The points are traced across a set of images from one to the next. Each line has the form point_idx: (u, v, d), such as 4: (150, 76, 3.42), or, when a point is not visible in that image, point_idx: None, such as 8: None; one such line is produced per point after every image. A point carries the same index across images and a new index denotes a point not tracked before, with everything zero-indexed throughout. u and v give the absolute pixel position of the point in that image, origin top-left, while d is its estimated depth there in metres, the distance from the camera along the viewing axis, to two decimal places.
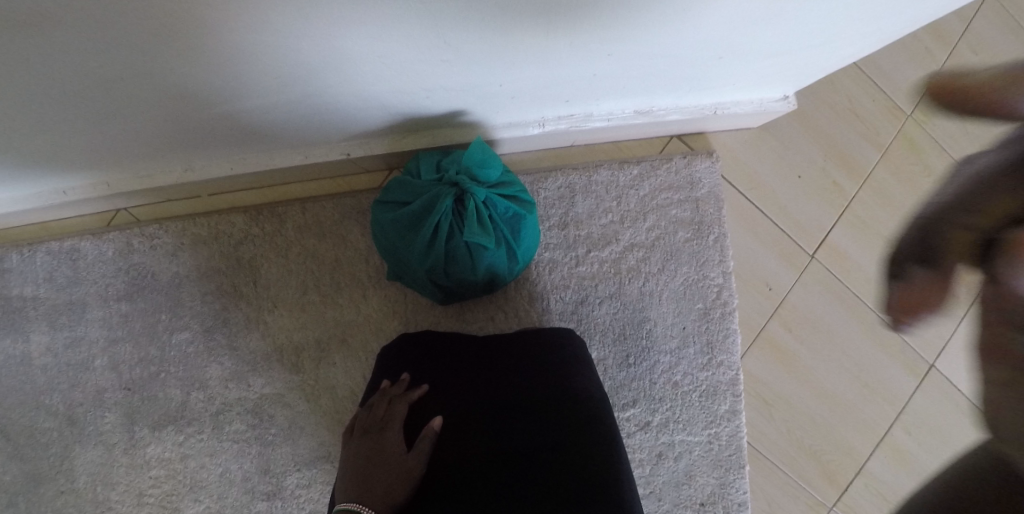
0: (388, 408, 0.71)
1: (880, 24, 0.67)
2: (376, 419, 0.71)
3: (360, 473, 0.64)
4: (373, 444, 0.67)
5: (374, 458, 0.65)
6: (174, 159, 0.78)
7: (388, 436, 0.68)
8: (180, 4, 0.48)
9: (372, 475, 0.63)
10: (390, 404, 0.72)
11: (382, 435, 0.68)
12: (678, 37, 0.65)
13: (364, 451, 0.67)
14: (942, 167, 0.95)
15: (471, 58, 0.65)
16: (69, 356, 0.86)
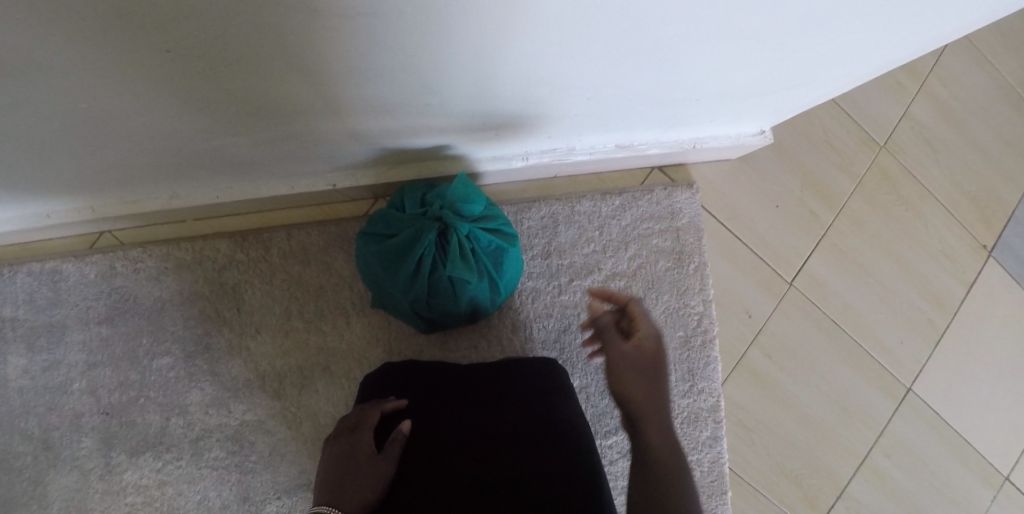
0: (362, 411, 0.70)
1: (841, 71, 0.70)
2: (351, 422, 0.70)
3: (334, 477, 0.63)
4: (345, 446, 0.66)
5: (347, 461, 0.64)
6: (160, 186, 0.79)
7: (362, 437, 0.67)
8: (168, 55, 0.52)
9: (345, 479, 0.62)
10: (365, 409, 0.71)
11: (354, 436, 0.67)
12: (649, 82, 0.68)
13: (338, 453, 0.66)
14: (914, 199, 0.98)
15: (453, 99, 0.68)
16: (46, 379, 0.85)
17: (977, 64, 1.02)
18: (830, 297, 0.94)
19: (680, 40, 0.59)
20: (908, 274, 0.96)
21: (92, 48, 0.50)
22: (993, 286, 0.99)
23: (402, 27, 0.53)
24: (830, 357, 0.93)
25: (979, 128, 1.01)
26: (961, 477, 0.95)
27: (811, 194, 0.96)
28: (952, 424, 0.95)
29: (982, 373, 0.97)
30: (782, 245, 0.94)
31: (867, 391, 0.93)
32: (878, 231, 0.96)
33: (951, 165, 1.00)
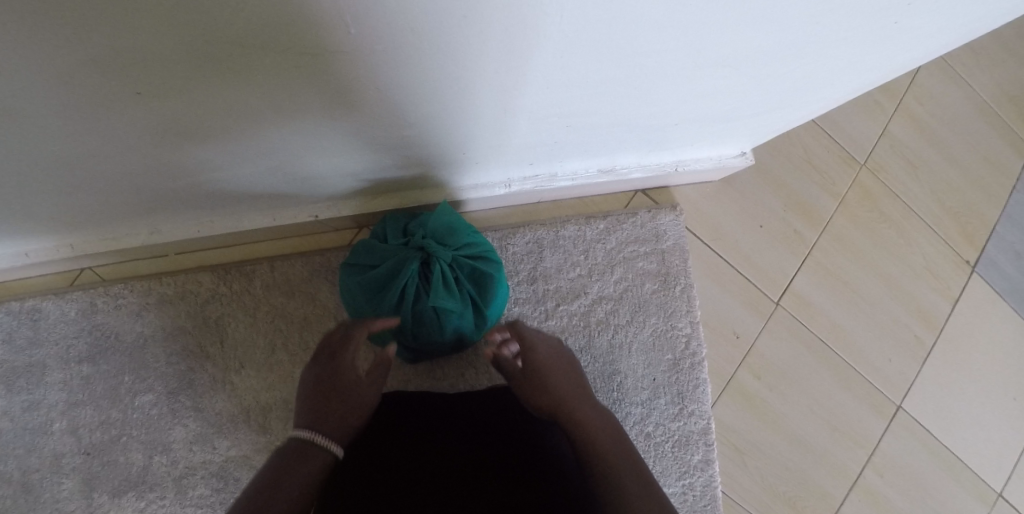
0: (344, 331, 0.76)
1: (815, 95, 0.70)
2: (330, 345, 0.76)
3: (316, 398, 0.70)
4: (327, 366, 0.73)
5: (328, 384, 0.71)
6: (140, 222, 0.79)
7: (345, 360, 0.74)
8: (139, 97, 0.52)
9: (326, 401, 0.70)
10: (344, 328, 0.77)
11: (335, 362, 0.74)
12: (626, 109, 0.68)
13: (317, 374, 0.73)
14: (897, 216, 0.98)
15: (432, 130, 0.68)
16: (25, 420, 0.83)
17: (953, 83, 1.04)
18: (817, 316, 0.94)
19: (652, 69, 0.60)
20: (895, 291, 0.97)
21: (62, 91, 0.50)
22: (979, 301, 0.99)
23: (375, 64, 0.53)
24: (820, 376, 0.93)
25: (958, 145, 1.02)
26: (956, 494, 0.94)
27: (795, 213, 0.96)
28: (945, 441, 0.94)
29: (971, 389, 0.96)
30: (768, 265, 0.94)
31: (857, 409, 0.93)
32: (862, 248, 0.97)
33: (932, 182, 1.01)
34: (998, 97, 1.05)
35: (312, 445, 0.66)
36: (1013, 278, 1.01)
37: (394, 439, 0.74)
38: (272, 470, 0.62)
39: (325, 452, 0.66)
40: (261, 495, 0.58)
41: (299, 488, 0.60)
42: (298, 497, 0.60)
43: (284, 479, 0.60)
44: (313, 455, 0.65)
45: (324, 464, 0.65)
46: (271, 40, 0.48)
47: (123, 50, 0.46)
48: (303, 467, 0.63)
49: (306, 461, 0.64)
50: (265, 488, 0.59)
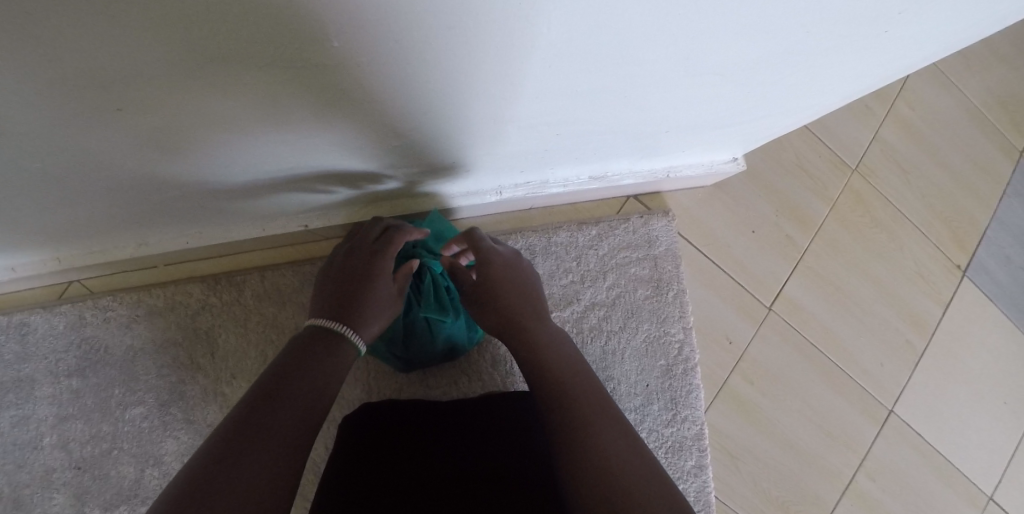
0: (375, 238, 0.75)
1: (806, 101, 0.70)
2: (356, 246, 0.74)
3: (335, 290, 0.70)
4: (350, 265, 0.72)
5: (352, 281, 0.71)
6: (128, 234, 0.78)
7: (373, 263, 0.72)
8: (120, 113, 0.52)
9: (348, 299, 0.69)
10: (374, 234, 0.75)
11: (359, 265, 0.72)
12: (617, 118, 0.68)
13: (338, 272, 0.72)
14: (888, 220, 0.99)
15: (422, 139, 0.67)
16: (15, 435, 0.83)
17: (943, 88, 1.05)
18: (810, 321, 0.94)
19: (643, 78, 0.59)
20: (885, 294, 0.97)
21: (41, 107, 0.49)
22: (969, 305, 1.00)
23: (363, 76, 0.53)
24: (812, 380, 0.93)
25: (949, 150, 1.03)
26: (947, 497, 0.94)
27: (787, 218, 0.96)
28: (936, 444, 0.95)
29: (962, 392, 0.97)
30: (760, 270, 0.94)
31: (849, 413, 0.93)
32: (853, 252, 0.97)
33: (923, 186, 1.01)
34: (987, 103, 1.06)
35: (315, 352, 0.64)
36: (1003, 282, 1.02)
37: (385, 453, 0.74)
38: (271, 379, 0.59)
39: (345, 341, 0.67)
40: (257, 411, 0.56)
41: (296, 404, 0.58)
42: (295, 414, 0.57)
43: (282, 394, 0.58)
44: (317, 357, 0.63)
45: (327, 388, 0.62)
46: (255, 54, 0.47)
47: (102, 65, 0.45)
48: (327, 350, 0.65)
49: (309, 372, 0.61)
50: (261, 400, 0.57)
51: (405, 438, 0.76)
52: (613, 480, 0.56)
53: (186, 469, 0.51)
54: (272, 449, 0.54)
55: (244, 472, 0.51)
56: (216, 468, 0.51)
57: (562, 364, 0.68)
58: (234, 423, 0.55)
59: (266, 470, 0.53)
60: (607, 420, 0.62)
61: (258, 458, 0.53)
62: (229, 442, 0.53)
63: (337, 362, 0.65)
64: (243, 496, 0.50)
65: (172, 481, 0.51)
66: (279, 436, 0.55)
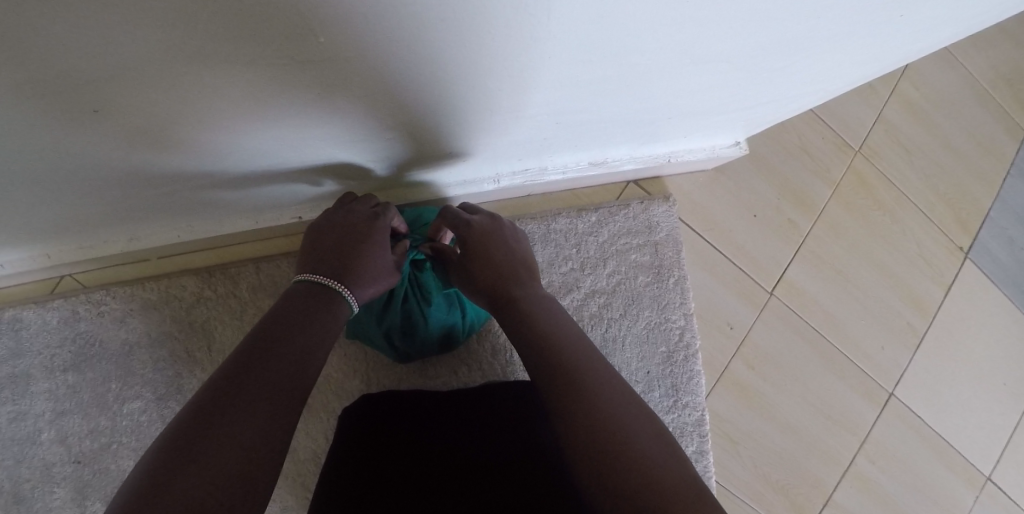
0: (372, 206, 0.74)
1: (813, 86, 0.68)
2: (350, 209, 0.73)
3: (330, 249, 0.69)
4: (344, 227, 0.71)
5: (347, 242, 0.69)
6: (119, 229, 0.76)
7: (369, 228, 0.72)
8: (96, 114, 0.50)
9: (343, 259, 0.69)
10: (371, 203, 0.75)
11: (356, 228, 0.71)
12: (619, 106, 0.66)
13: (329, 230, 0.71)
14: (891, 202, 0.97)
15: (418, 129, 0.66)
16: (13, 431, 0.82)
17: (947, 67, 1.03)
18: (811, 305, 0.94)
19: (645, 68, 0.57)
20: (888, 277, 0.96)
21: (18, 109, 0.48)
22: (971, 288, 0.99)
23: (353, 72, 0.51)
24: (814, 365, 0.93)
25: (952, 130, 1.02)
26: (945, 478, 0.95)
27: (788, 202, 0.95)
28: (935, 426, 0.95)
29: (963, 375, 0.97)
30: (761, 254, 0.93)
31: (850, 397, 0.93)
32: (855, 235, 0.96)
33: (926, 167, 1.00)
34: (993, 80, 1.04)
35: (303, 318, 0.62)
36: (1005, 264, 1.01)
37: (381, 444, 0.74)
38: (253, 347, 0.57)
39: (339, 299, 0.66)
40: (236, 380, 0.54)
41: (277, 374, 0.56)
42: (275, 385, 0.55)
43: (263, 363, 0.56)
44: (308, 322, 0.62)
45: (311, 357, 0.60)
46: (236, 52, 0.45)
47: (76, 68, 0.44)
48: (323, 307, 0.64)
49: (293, 341, 0.59)
50: (241, 369, 0.55)
51: (403, 427, 0.76)
52: (649, 472, 0.53)
53: (163, 441, 0.50)
54: (250, 422, 0.52)
55: (219, 445, 0.50)
56: (192, 442, 0.50)
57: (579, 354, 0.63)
58: (212, 393, 0.53)
59: (244, 443, 0.51)
60: (636, 413, 0.58)
61: (235, 431, 0.51)
62: (205, 413, 0.51)
63: (332, 321, 0.64)
64: (222, 457, 0.50)
65: (150, 452, 0.50)
66: (259, 408, 0.53)
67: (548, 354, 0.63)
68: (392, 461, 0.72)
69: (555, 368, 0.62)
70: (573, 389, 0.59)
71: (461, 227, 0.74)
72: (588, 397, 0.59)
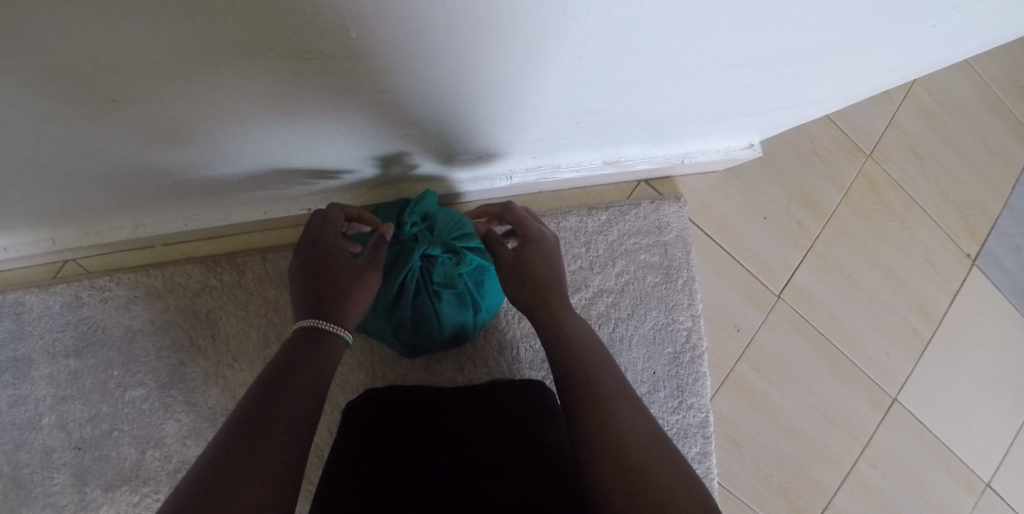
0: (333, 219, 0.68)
1: (836, 92, 0.68)
2: (318, 228, 0.67)
3: (309, 281, 0.63)
4: (318, 252, 0.65)
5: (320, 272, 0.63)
6: (125, 215, 0.75)
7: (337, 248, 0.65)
8: (115, 103, 0.49)
9: (326, 294, 0.62)
10: (332, 214, 0.69)
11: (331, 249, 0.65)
12: (642, 106, 0.65)
13: (306, 261, 0.65)
14: (901, 207, 0.97)
15: (436, 127, 0.65)
16: (13, 415, 0.81)
17: (961, 73, 1.03)
18: (819, 309, 0.94)
19: (673, 69, 0.57)
20: (895, 283, 0.96)
21: (31, 97, 0.47)
22: (977, 295, 1.00)
23: (378, 66, 0.50)
24: (819, 370, 0.93)
25: (965, 138, 1.01)
26: (944, 484, 0.95)
27: (799, 204, 0.94)
28: (937, 432, 0.96)
29: (965, 381, 0.97)
30: (770, 258, 0.93)
31: (853, 402, 0.93)
32: (864, 239, 0.96)
33: (937, 173, 0.99)
34: (1006, 88, 1.04)
35: (315, 346, 0.58)
36: (1012, 272, 1.01)
37: (391, 439, 0.73)
38: (268, 380, 0.54)
39: (335, 336, 0.60)
40: (260, 403, 0.52)
41: (296, 403, 0.53)
42: (296, 415, 0.52)
43: (282, 393, 0.53)
44: (319, 350, 0.58)
45: (326, 381, 0.57)
46: (262, 44, 0.44)
47: (94, 56, 0.42)
48: (320, 342, 0.59)
49: (310, 368, 0.56)
50: (260, 402, 0.52)
51: (413, 435, 0.74)
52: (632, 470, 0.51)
53: (196, 467, 0.48)
54: (276, 455, 0.49)
55: (248, 480, 0.47)
56: (223, 466, 0.47)
57: (636, 429, 0.54)
58: (239, 419, 0.50)
59: (277, 459, 0.49)
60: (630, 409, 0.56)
61: (265, 465, 0.48)
62: (230, 449, 0.48)
63: (332, 346, 0.60)
64: (258, 481, 0.47)
65: (179, 484, 0.47)
66: (286, 425, 0.51)
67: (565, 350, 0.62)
68: (398, 451, 0.72)
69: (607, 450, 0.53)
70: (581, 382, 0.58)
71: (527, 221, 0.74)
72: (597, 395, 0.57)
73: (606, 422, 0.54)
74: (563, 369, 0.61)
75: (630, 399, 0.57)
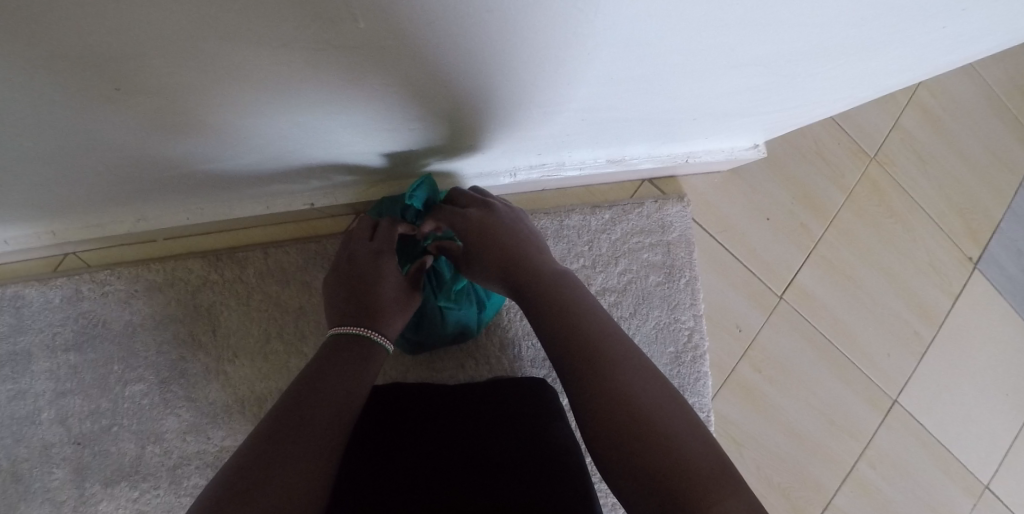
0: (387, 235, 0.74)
1: (842, 93, 0.68)
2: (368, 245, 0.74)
3: (353, 295, 0.70)
4: (368, 269, 0.72)
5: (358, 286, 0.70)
6: (127, 209, 0.75)
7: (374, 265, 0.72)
8: (118, 92, 0.49)
9: (364, 307, 0.69)
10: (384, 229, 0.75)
11: (379, 268, 0.72)
12: (649, 104, 0.65)
13: (351, 276, 0.72)
14: (904, 209, 0.97)
15: (441, 122, 0.64)
16: (12, 409, 0.81)
17: (964, 76, 1.03)
18: (820, 310, 0.94)
19: (680, 68, 0.56)
20: (897, 285, 0.96)
21: (34, 86, 0.46)
22: (977, 298, 1.00)
23: (386, 60, 0.50)
24: (820, 371, 0.93)
25: (968, 140, 1.01)
26: (944, 486, 0.96)
27: (802, 205, 0.94)
28: (936, 433, 0.96)
29: (966, 384, 0.98)
30: (772, 258, 0.93)
31: (854, 403, 0.93)
32: (866, 241, 0.96)
33: (940, 176, 0.99)
34: (1009, 91, 1.04)
35: (343, 367, 0.63)
36: (1013, 275, 1.01)
37: (393, 439, 0.73)
38: (294, 394, 0.58)
39: (373, 345, 0.67)
40: (284, 420, 0.55)
41: (322, 418, 0.57)
42: (320, 428, 0.56)
43: (302, 412, 0.56)
44: (347, 369, 0.63)
45: (354, 399, 0.61)
46: (270, 36, 0.44)
47: (101, 46, 0.42)
48: (359, 356, 0.65)
49: (336, 386, 0.60)
50: (286, 416, 0.56)
51: (417, 431, 0.74)
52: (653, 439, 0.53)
53: (222, 476, 0.51)
54: (299, 471, 0.52)
55: (269, 493, 0.50)
56: (245, 476, 0.50)
57: (649, 398, 0.55)
58: (262, 435, 0.54)
59: (297, 474, 0.52)
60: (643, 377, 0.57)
61: (288, 473, 0.51)
62: (257, 459, 0.51)
63: (371, 365, 0.66)
64: (277, 492, 0.50)
65: (204, 491, 0.50)
66: (307, 443, 0.54)
67: (563, 321, 0.62)
68: (400, 451, 0.71)
69: (612, 414, 0.55)
70: (588, 356, 0.58)
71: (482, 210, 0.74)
72: (608, 370, 0.57)
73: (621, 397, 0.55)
74: (564, 337, 0.60)
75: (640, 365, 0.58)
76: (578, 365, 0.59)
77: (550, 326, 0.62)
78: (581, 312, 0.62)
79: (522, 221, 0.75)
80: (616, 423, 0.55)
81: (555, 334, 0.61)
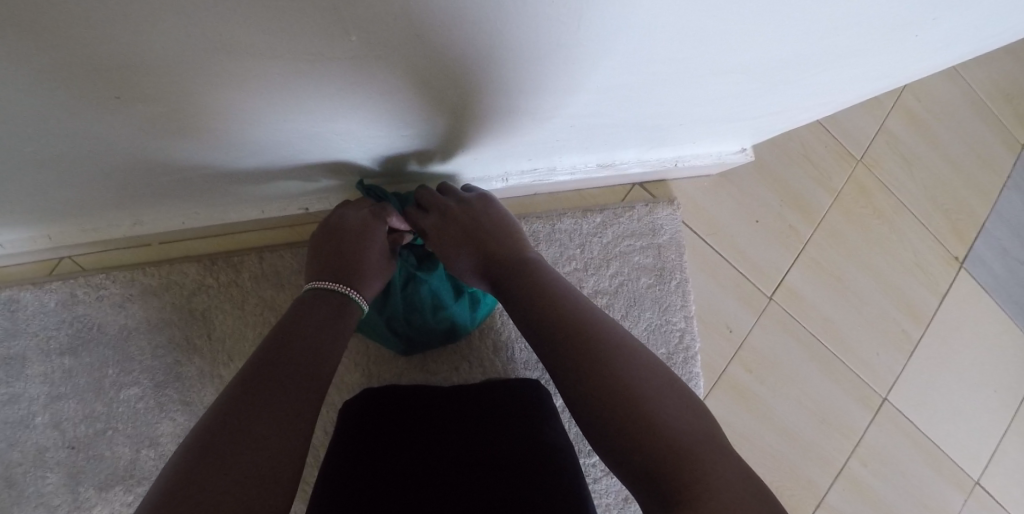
0: (381, 211, 0.74)
1: (826, 98, 0.69)
2: (359, 212, 0.74)
3: (334, 255, 0.71)
4: (357, 234, 0.72)
5: (340, 246, 0.71)
6: (123, 213, 0.76)
7: (366, 231, 0.73)
8: (119, 100, 0.50)
9: (344, 268, 0.70)
10: (378, 207, 0.75)
11: (367, 236, 0.73)
12: (636, 111, 0.66)
13: (335, 237, 0.72)
14: (890, 210, 0.99)
15: (431, 128, 0.65)
16: (6, 413, 0.81)
17: (948, 80, 1.05)
18: (810, 311, 0.95)
19: (667, 76, 0.58)
20: (885, 285, 0.98)
21: (37, 95, 0.47)
22: (964, 296, 1.01)
23: (377, 70, 0.51)
24: (810, 370, 0.94)
25: (953, 142, 1.03)
26: (934, 483, 0.97)
27: (790, 208, 0.96)
28: (926, 430, 0.97)
29: (954, 381, 0.99)
30: (761, 259, 0.94)
31: (845, 402, 0.94)
32: (855, 242, 0.97)
33: (926, 178, 1.01)
34: (992, 94, 1.06)
35: (315, 329, 0.62)
36: (998, 274, 1.03)
37: (388, 439, 0.73)
38: (264, 357, 0.57)
39: (350, 303, 0.68)
40: (260, 379, 0.54)
41: (295, 383, 0.55)
42: (294, 394, 0.54)
43: (276, 373, 0.55)
44: (319, 329, 0.62)
45: (325, 366, 0.59)
46: (265, 47, 0.45)
47: (102, 54, 0.43)
48: (334, 310, 0.65)
49: (304, 348, 0.59)
50: (257, 378, 0.54)
51: (413, 426, 0.75)
52: (635, 407, 0.53)
53: (196, 435, 0.50)
54: (281, 431, 0.51)
55: (245, 457, 0.49)
56: (221, 438, 0.49)
57: (631, 369, 0.55)
58: (236, 392, 0.53)
59: (272, 437, 0.51)
60: (626, 351, 0.57)
61: (261, 439, 0.50)
62: (225, 424, 0.50)
63: (345, 324, 0.65)
64: (255, 457, 0.49)
65: (179, 452, 0.49)
66: (281, 403, 0.53)
67: (549, 301, 0.63)
68: (395, 454, 0.72)
69: (599, 383, 0.55)
70: (575, 331, 0.59)
71: (443, 206, 0.74)
72: (594, 340, 0.58)
73: (606, 370, 0.55)
74: (547, 315, 0.61)
75: (620, 339, 0.58)
76: (569, 341, 0.59)
77: (534, 309, 0.63)
78: (559, 293, 0.63)
79: (488, 213, 0.74)
80: (602, 392, 0.55)
81: (536, 314, 0.62)
